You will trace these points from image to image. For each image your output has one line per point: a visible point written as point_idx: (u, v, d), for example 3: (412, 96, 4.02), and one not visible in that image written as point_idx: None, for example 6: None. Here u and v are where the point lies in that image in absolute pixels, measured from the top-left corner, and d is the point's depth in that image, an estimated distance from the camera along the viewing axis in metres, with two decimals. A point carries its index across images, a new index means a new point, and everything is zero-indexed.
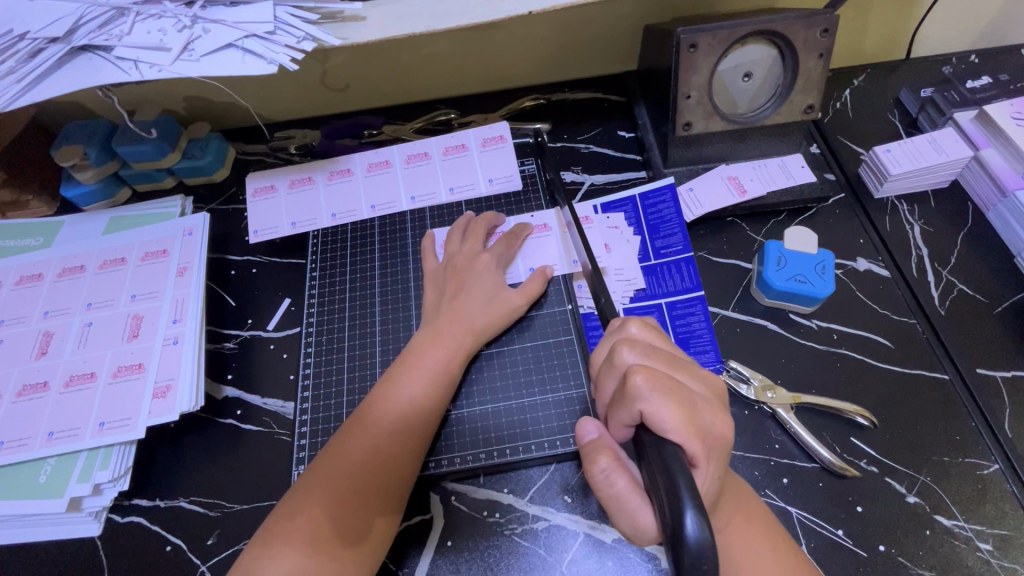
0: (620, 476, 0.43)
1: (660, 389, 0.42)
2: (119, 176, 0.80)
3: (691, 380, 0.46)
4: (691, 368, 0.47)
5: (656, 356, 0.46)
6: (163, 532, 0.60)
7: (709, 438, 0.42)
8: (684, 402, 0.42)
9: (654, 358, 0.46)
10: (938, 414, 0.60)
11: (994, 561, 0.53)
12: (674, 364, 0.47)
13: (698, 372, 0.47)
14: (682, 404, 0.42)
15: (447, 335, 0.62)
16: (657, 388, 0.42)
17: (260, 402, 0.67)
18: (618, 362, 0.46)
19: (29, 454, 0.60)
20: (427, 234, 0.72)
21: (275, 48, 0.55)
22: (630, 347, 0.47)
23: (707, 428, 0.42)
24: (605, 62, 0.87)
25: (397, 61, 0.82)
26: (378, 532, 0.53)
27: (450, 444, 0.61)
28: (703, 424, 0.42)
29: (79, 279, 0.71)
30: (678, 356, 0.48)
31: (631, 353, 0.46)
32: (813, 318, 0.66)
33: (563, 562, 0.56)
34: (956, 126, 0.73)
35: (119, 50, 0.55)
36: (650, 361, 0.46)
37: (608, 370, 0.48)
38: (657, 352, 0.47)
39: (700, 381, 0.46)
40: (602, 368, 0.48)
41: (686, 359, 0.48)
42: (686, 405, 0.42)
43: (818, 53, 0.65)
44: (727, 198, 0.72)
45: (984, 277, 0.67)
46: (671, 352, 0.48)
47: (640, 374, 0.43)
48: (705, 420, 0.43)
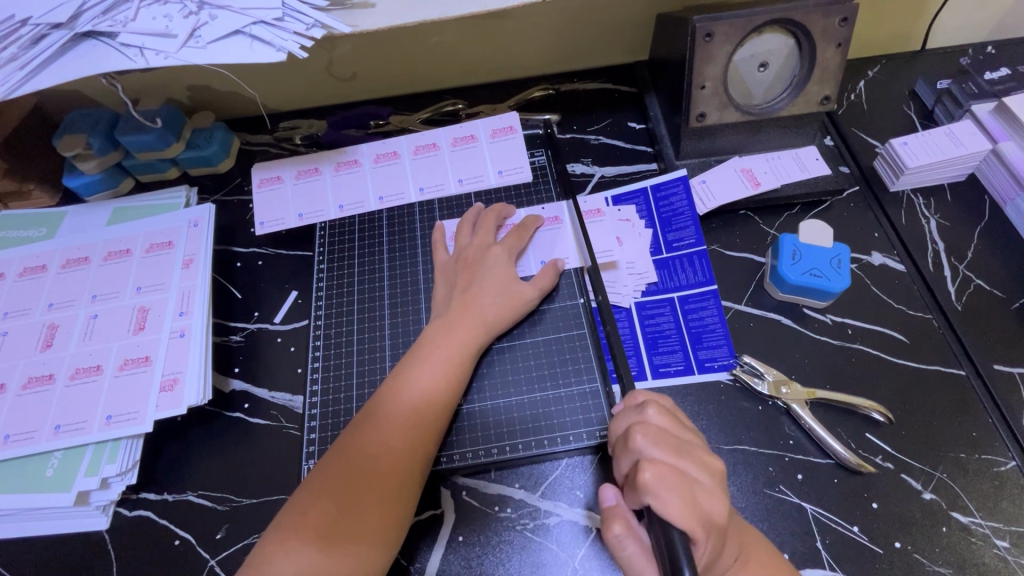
0: (632, 541, 0.48)
1: (666, 484, 0.45)
2: (122, 166, 0.79)
3: (697, 467, 0.47)
4: (699, 452, 0.49)
5: (666, 444, 0.48)
6: (171, 526, 0.59)
7: (709, 525, 0.45)
8: (688, 498, 0.45)
9: (664, 446, 0.48)
10: (955, 411, 0.59)
11: (1011, 558, 0.52)
12: (683, 450, 0.49)
13: (706, 458, 0.49)
14: (685, 498, 0.44)
15: (458, 329, 0.61)
16: (664, 483, 0.45)
17: (268, 396, 0.66)
18: (632, 447, 0.49)
19: (35, 447, 0.59)
20: (437, 226, 0.71)
21: (284, 35, 0.54)
22: (643, 433, 0.49)
23: (708, 521, 0.45)
24: (616, 51, 0.85)
25: (405, 49, 0.81)
26: (391, 525, 0.52)
27: (461, 439, 0.61)
28: (705, 517, 0.45)
29: (84, 270, 0.70)
30: (689, 439, 0.50)
31: (642, 439, 0.49)
32: (827, 312, 0.65)
33: (576, 558, 0.56)
34: (974, 118, 0.72)
35: (123, 36, 0.54)
36: (659, 451, 0.48)
37: (622, 449, 0.50)
38: (667, 439, 0.49)
39: (706, 464, 0.48)
40: (618, 449, 0.51)
41: (696, 441, 0.50)
42: (691, 497, 0.45)
43: (837, 42, 0.64)
44: (741, 190, 0.70)
45: (1000, 272, 0.66)
46: (681, 435, 0.50)
47: (649, 470, 0.45)
48: (705, 508, 0.45)
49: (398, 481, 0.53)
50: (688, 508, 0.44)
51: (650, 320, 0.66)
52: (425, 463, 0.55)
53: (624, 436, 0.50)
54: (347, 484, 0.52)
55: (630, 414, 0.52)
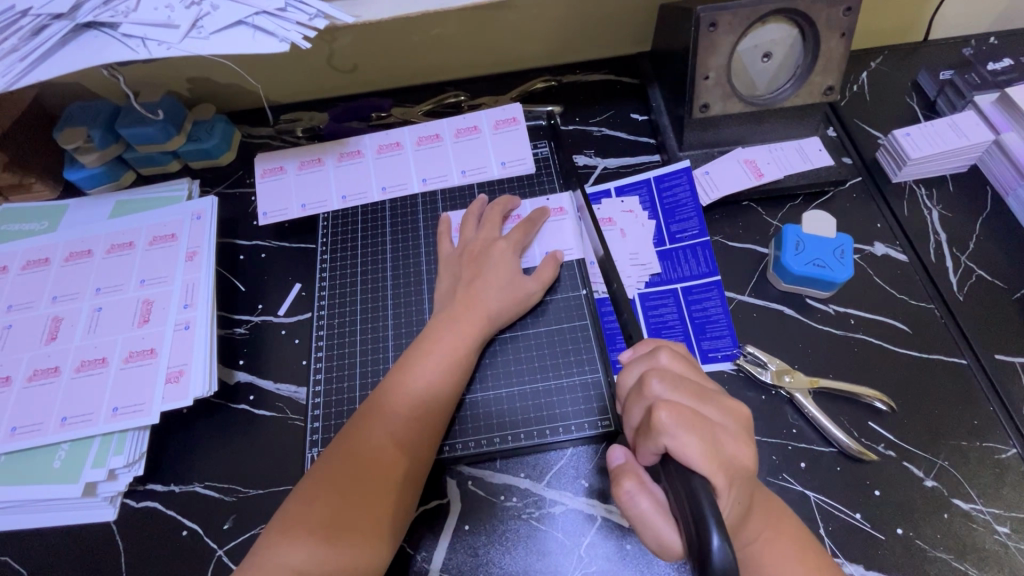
0: (645, 498, 0.45)
1: (685, 425, 0.44)
2: (123, 159, 0.78)
3: (719, 412, 0.47)
4: (722, 399, 0.48)
5: (686, 389, 0.47)
6: (178, 516, 0.60)
7: (731, 470, 0.43)
8: (707, 437, 0.43)
9: (682, 391, 0.47)
10: (957, 399, 0.59)
11: (1012, 544, 0.53)
12: (703, 395, 0.47)
13: (726, 403, 0.48)
14: (705, 437, 0.43)
15: (462, 321, 0.61)
16: (681, 422, 0.44)
17: (273, 387, 0.66)
18: (647, 392, 0.47)
19: (42, 439, 0.60)
20: (442, 218, 0.71)
21: (286, 26, 0.54)
22: (659, 378, 0.47)
23: (729, 458, 0.44)
24: (619, 42, 0.85)
25: (407, 41, 0.81)
26: (391, 517, 0.52)
27: (464, 428, 0.61)
28: (726, 455, 0.44)
29: (87, 263, 0.70)
30: (707, 387, 0.49)
31: (658, 384, 0.47)
32: (830, 303, 0.66)
33: (581, 546, 0.56)
34: (976, 109, 0.72)
35: (126, 27, 0.53)
36: (676, 395, 0.47)
37: (635, 397, 0.49)
38: (687, 383, 0.48)
39: (731, 410, 0.47)
40: (630, 396, 0.49)
41: (716, 389, 0.49)
42: (710, 438, 0.44)
43: (841, 32, 0.64)
44: (744, 181, 0.71)
45: (1002, 262, 0.67)
46: (699, 382, 0.49)
47: (664, 409, 0.44)
48: (729, 455, 0.44)
49: (403, 470, 0.54)
50: (710, 451, 0.43)
51: (654, 311, 0.67)
52: (427, 454, 0.56)
53: (638, 382, 0.49)
54: (351, 475, 0.52)
55: (643, 363, 0.51)
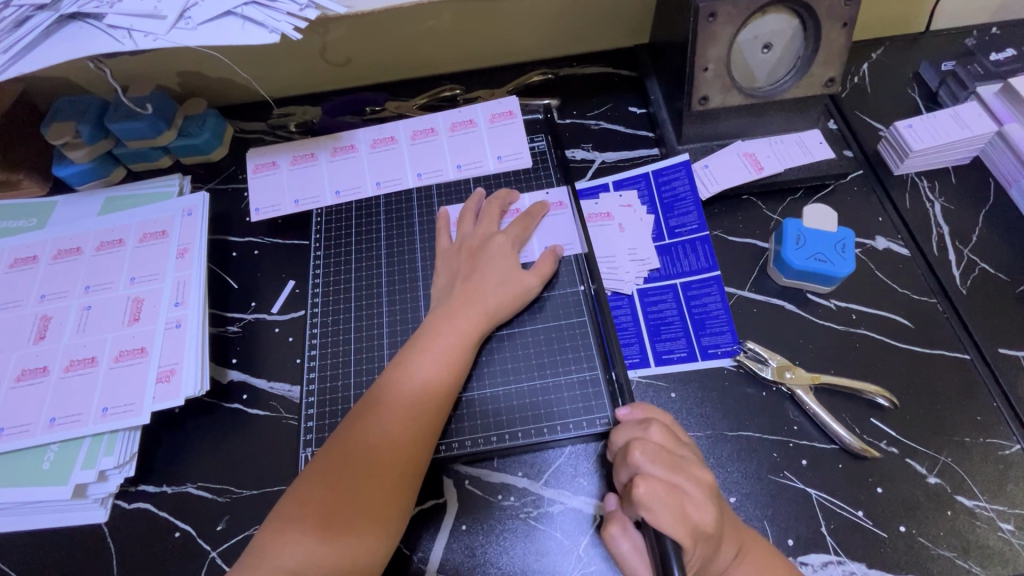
0: (627, 541, 0.51)
1: (659, 498, 0.47)
2: (113, 155, 0.77)
3: (693, 483, 0.49)
4: (696, 468, 0.50)
5: (662, 460, 0.50)
6: (171, 518, 0.59)
7: (699, 536, 0.46)
8: (679, 510, 0.46)
9: (660, 463, 0.50)
10: (960, 395, 0.59)
11: (1016, 541, 0.52)
12: (679, 466, 0.50)
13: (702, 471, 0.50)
14: (676, 510, 0.46)
15: (460, 318, 0.60)
16: (656, 497, 0.47)
17: (266, 386, 0.65)
18: (629, 462, 0.50)
19: (31, 441, 0.59)
20: (441, 212, 0.70)
21: (277, 16, 0.53)
22: (641, 449, 0.50)
23: (699, 527, 0.47)
24: (617, 34, 0.84)
25: (401, 33, 0.79)
26: (393, 514, 0.51)
27: (460, 427, 0.60)
28: (696, 525, 0.47)
29: (76, 261, 0.69)
30: (686, 455, 0.51)
31: (640, 455, 0.50)
32: (831, 298, 0.65)
33: (579, 546, 0.55)
34: (979, 100, 0.71)
35: (110, 18, 0.52)
36: (655, 466, 0.49)
37: (620, 462, 0.52)
38: (664, 455, 0.50)
39: (705, 479, 0.50)
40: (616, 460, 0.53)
41: (692, 457, 0.51)
42: (681, 510, 0.47)
43: (842, 22, 0.63)
44: (743, 175, 0.70)
45: (1005, 255, 0.66)
46: (679, 451, 0.51)
47: (641, 484, 0.47)
48: (697, 521, 0.47)
49: (401, 469, 0.52)
50: (679, 523, 0.46)
51: (653, 307, 0.66)
52: (426, 452, 0.55)
53: (623, 449, 0.52)
54: (347, 475, 0.51)
55: (631, 428, 0.54)
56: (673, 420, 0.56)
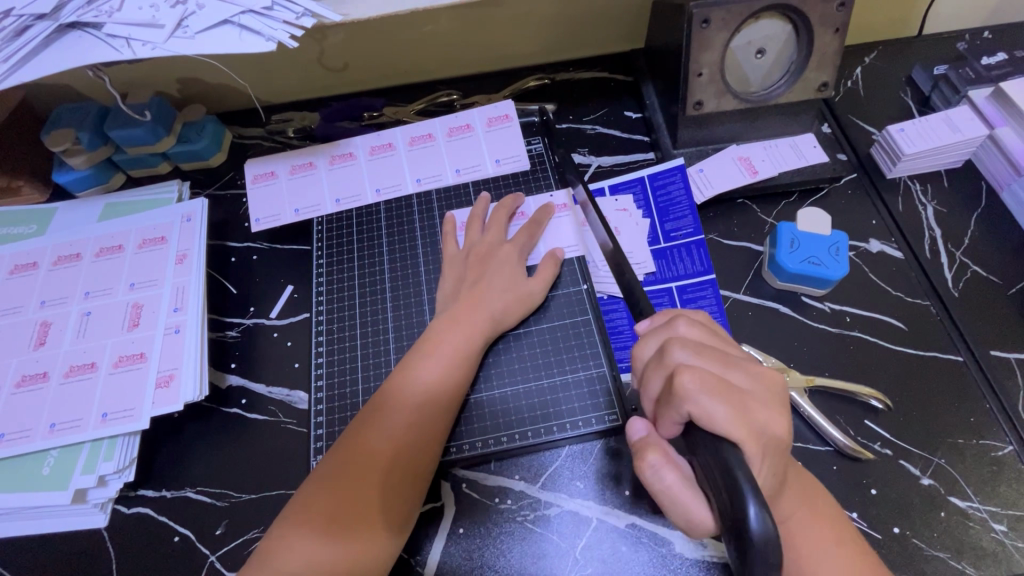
0: (670, 471, 0.43)
1: (709, 389, 0.42)
2: (112, 161, 0.78)
3: (746, 380, 0.45)
4: (748, 366, 0.46)
5: (708, 354, 0.46)
6: (170, 522, 0.59)
7: (763, 440, 0.42)
8: (736, 403, 0.42)
9: (706, 357, 0.45)
10: (953, 396, 0.59)
11: (1009, 541, 0.52)
12: (729, 362, 0.46)
13: (754, 369, 0.46)
14: (733, 404, 0.42)
15: (463, 323, 0.61)
16: (707, 389, 0.42)
17: (265, 391, 0.66)
18: (669, 360, 0.46)
19: (31, 446, 0.59)
20: (447, 217, 0.71)
21: (273, 25, 0.53)
22: (681, 346, 0.46)
23: (761, 427, 0.42)
24: (612, 39, 0.84)
25: (398, 39, 0.80)
26: (400, 513, 0.52)
27: (468, 429, 0.61)
28: (757, 423, 0.42)
29: (76, 267, 0.69)
30: (731, 353, 0.48)
31: (679, 352, 0.46)
32: (825, 301, 0.65)
33: (576, 548, 0.56)
34: (971, 104, 0.72)
35: (109, 27, 0.53)
36: (700, 360, 0.45)
37: (654, 367, 0.47)
38: (711, 351, 0.46)
39: (757, 376, 0.45)
40: (648, 365, 0.47)
41: (741, 355, 0.48)
42: (739, 406, 0.42)
43: (834, 28, 0.63)
44: (738, 179, 0.70)
45: (997, 258, 0.66)
46: (724, 349, 0.48)
47: (687, 374, 0.43)
48: (758, 426, 0.42)
49: (409, 468, 0.53)
50: (741, 420, 0.41)
51: None
52: (434, 452, 0.55)
53: (658, 350, 0.47)
54: (354, 474, 0.52)
55: (660, 332, 0.50)
56: (707, 319, 0.52)
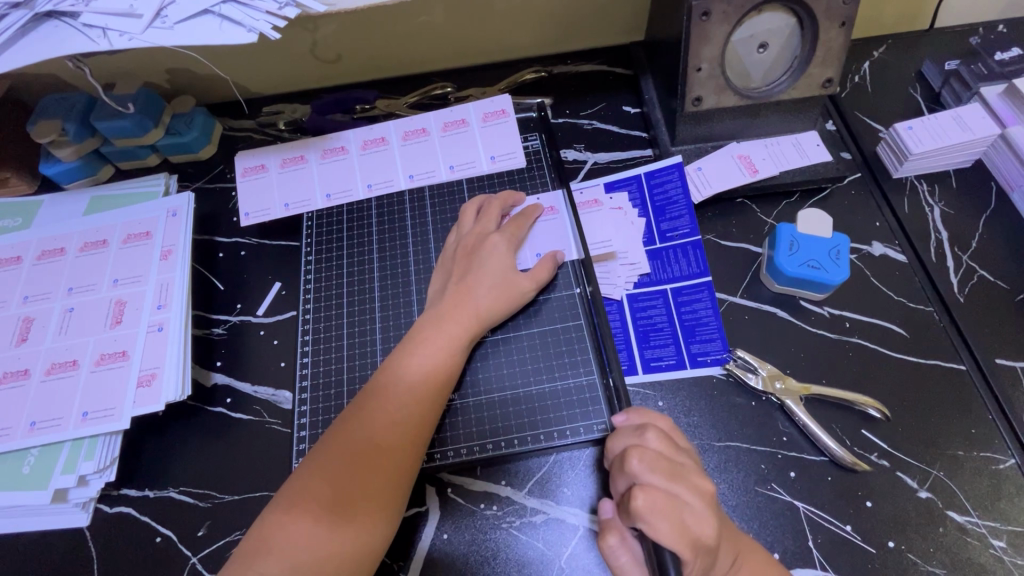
0: (625, 553, 0.48)
1: (658, 509, 0.45)
2: (100, 153, 0.76)
3: (695, 494, 0.46)
4: (696, 476, 0.48)
5: (662, 469, 0.47)
6: (152, 522, 0.58)
7: (699, 551, 0.44)
8: (680, 522, 0.44)
9: (659, 471, 0.47)
10: (954, 406, 0.57)
11: (1007, 558, 0.51)
12: (678, 474, 0.48)
13: (701, 481, 0.48)
14: (675, 523, 0.44)
15: (450, 321, 0.59)
16: (656, 509, 0.45)
17: (250, 390, 0.65)
18: (627, 470, 0.48)
19: (11, 445, 0.58)
20: (473, 200, 0.68)
21: (255, 15, 0.51)
22: (639, 457, 0.48)
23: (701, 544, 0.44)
24: (612, 31, 0.82)
25: (391, 29, 0.78)
26: (389, 508, 0.51)
27: (454, 434, 0.59)
28: (698, 541, 0.44)
29: (59, 262, 0.68)
30: (685, 463, 0.49)
31: (636, 463, 0.48)
32: (825, 305, 0.63)
33: (562, 557, 0.54)
34: (983, 101, 0.69)
35: (86, 17, 0.51)
36: (654, 476, 0.47)
37: (618, 469, 0.50)
38: (665, 463, 0.48)
39: (703, 487, 0.47)
40: (614, 467, 0.50)
41: (692, 464, 0.49)
42: (680, 523, 0.44)
43: (840, 21, 0.61)
44: (737, 177, 0.68)
45: (1005, 262, 0.64)
46: (678, 458, 0.49)
47: (640, 494, 0.45)
48: (697, 534, 0.44)
49: (395, 466, 0.52)
50: (677, 535, 0.44)
51: (642, 313, 0.64)
52: (421, 450, 0.54)
53: (620, 456, 0.50)
54: (340, 470, 0.51)
55: (630, 435, 0.52)
56: (671, 425, 0.53)
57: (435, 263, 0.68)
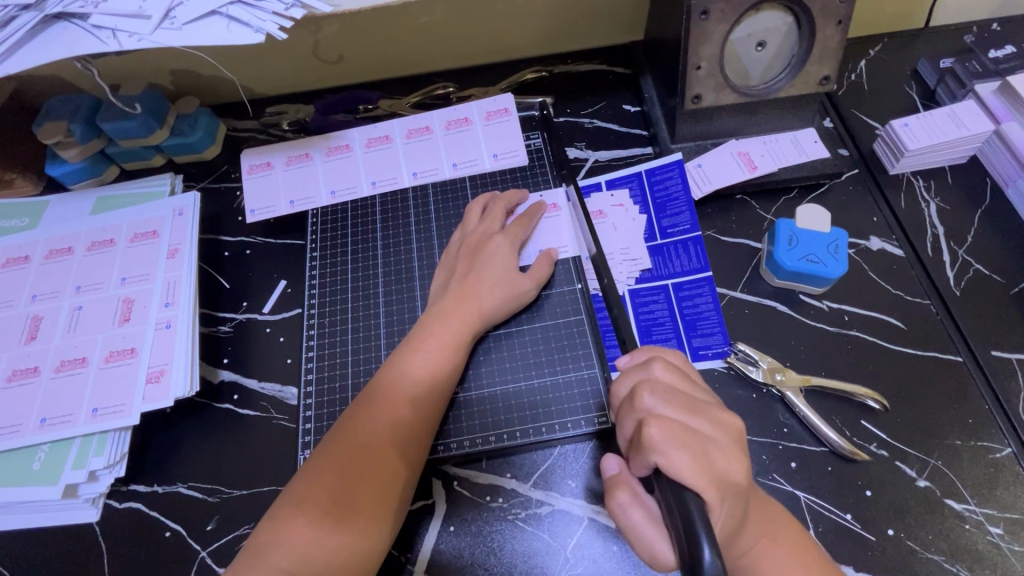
0: (637, 510, 0.45)
1: (675, 441, 0.42)
2: (105, 153, 0.77)
3: (710, 426, 0.45)
4: (712, 411, 0.46)
5: (676, 402, 0.46)
6: (162, 517, 0.59)
7: (723, 486, 0.42)
8: (700, 454, 0.42)
9: (675, 404, 0.46)
10: (952, 396, 0.58)
11: (1005, 544, 0.52)
12: (696, 408, 0.46)
13: (718, 415, 0.46)
14: (698, 454, 0.42)
15: (453, 318, 0.60)
16: (672, 440, 0.42)
17: (257, 386, 0.65)
18: (638, 406, 0.46)
19: (22, 441, 0.59)
20: (477, 198, 0.69)
21: (262, 15, 0.52)
22: (651, 391, 0.46)
23: (722, 474, 0.42)
24: (612, 31, 0.83)
25: (393, 30, 0.78)
26: (394, 501, 0.52)
27: (458, 427, 0.60)
28: (718, 470, 0.42)
29: (67, 261, 0.69)
30: (701, 398, 0.48)
31: (650, 397, 0.46)
32: (824, 299, 0.64)
33: (568, 547, 0.55)
34: (978, 99, 0.71)
35: (95, 18, 0.52)
36: (668, 408, 0.45)
37: (627, 409, 0.48)
38: (680, 397, 0.46)
39: (723, 422, 0.46)
40: (623, 408, 0.48)
41: (709, 400, 0.48)
42: (703, 454, 0.42)
43: (837, 19, 0.62)
44: (737, 174, 0.69)
45: (1000, 256, 0.65)
46: (693, 394, 0.48)
47: (654, 426, 0.43)
48: (720, 468, 0.42)
49: (398, 461, 0.53)
50: (702, 467, 0.41)
51: (644, 308, 0.65)
52: (425, 445, 0.55)
53: (630, 394, 0.48)
54: (346, 464, 0.51)
55: (638, 371, 0.50)
56: (682, 360, 0.52)
57: (439, 260, 0.69)
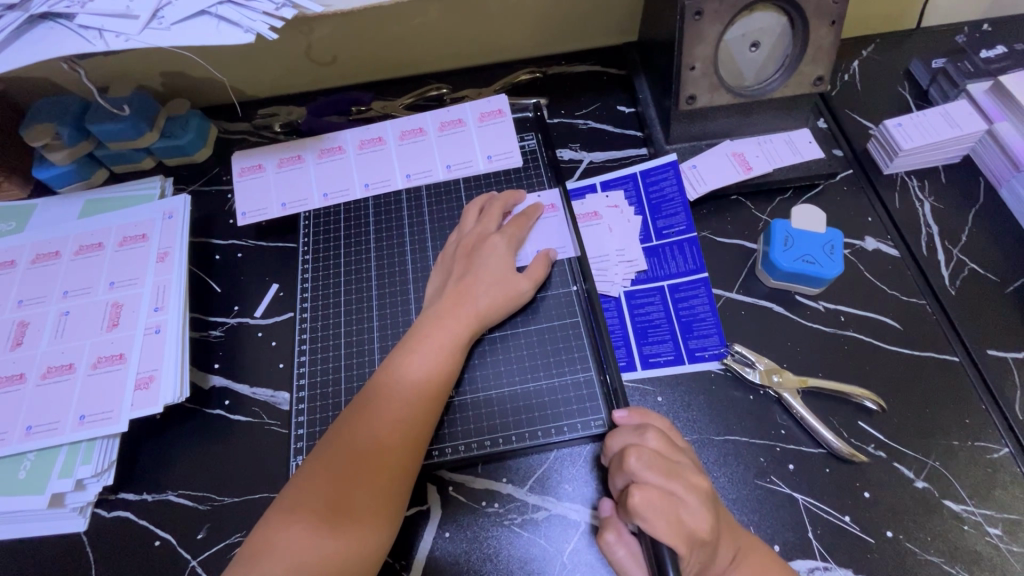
0: (623, 547, 0.51)
1: (653, 509, 0.46)
2: (94, 156, 0.76)
3: (688, 490, 0.48)
4: (691, 474, 0.49)
5: (659, 468, 0.49)
6: (151, 526, 0.58)
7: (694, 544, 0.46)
8: (674, 519, 0.46)
9: (657, 469, 0.48)
10: (948, 397, 0.58)
11: (1004, 545, 0.51)
12: (675, 472, 0.49)
13: (696, 478, 0.49)
14: (670, 519, 0.46)
15: (450, 320, 0.59)
16: (651, 507, 0.46)
17: (249, 392, 0.64)
18: (625, 468, 0.49)
19: (7, 449, 0.58)
20: (473, 201, 0.69)
21: (252, 16, 0.52)
22: (637, 455, 0.49)
23: (695, 535, 0.46)
24: (606, 32, 0.83)
25: (385, 31, 0.78)
26: (391, 506, 0.51)
27: (453, 431, 0.60)
28: (691, 532, 0.46)
29: (54, 265, 0.68)
30: (683, 461, 0.50)
31: (635, 461, 0.49)
32: (820, 300, 0.64)
33: (564, 552, 0.55)
34: (970, 99, 0.70)
35: (81, 18, 0.51)
36: (651, 474, 0.48)
37: (616, 467, 0.51)
38: (661, 462, 0.49)
39: (699, 484, 0.49)
40: (613, 465, 0.52)
41: (690, 463, 0.50)
42: (677, 520, 0.46)
43: (830, 20, 0.62)
44: (731, 175, 0.69)
45: (995, 256, 0.65)
46: (675, 457, 0.50)
47: (636, 493, 0.47)
48: (692, 529, 0.46)
49: (395, 465, 0.52)
50: (673, 532, 0.46)
51: (640, 309, 0.65)
52: (421, 449, 0.54)
53: (619, 455, 0.51)
54: (341, 470, 0.51)
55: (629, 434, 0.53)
56: (668, 426, 0.55)
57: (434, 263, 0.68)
